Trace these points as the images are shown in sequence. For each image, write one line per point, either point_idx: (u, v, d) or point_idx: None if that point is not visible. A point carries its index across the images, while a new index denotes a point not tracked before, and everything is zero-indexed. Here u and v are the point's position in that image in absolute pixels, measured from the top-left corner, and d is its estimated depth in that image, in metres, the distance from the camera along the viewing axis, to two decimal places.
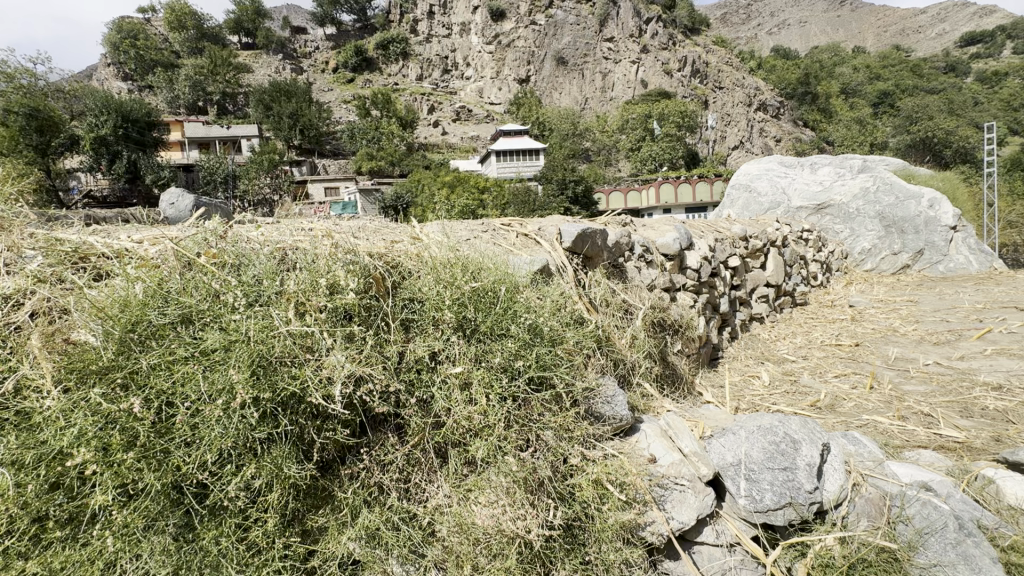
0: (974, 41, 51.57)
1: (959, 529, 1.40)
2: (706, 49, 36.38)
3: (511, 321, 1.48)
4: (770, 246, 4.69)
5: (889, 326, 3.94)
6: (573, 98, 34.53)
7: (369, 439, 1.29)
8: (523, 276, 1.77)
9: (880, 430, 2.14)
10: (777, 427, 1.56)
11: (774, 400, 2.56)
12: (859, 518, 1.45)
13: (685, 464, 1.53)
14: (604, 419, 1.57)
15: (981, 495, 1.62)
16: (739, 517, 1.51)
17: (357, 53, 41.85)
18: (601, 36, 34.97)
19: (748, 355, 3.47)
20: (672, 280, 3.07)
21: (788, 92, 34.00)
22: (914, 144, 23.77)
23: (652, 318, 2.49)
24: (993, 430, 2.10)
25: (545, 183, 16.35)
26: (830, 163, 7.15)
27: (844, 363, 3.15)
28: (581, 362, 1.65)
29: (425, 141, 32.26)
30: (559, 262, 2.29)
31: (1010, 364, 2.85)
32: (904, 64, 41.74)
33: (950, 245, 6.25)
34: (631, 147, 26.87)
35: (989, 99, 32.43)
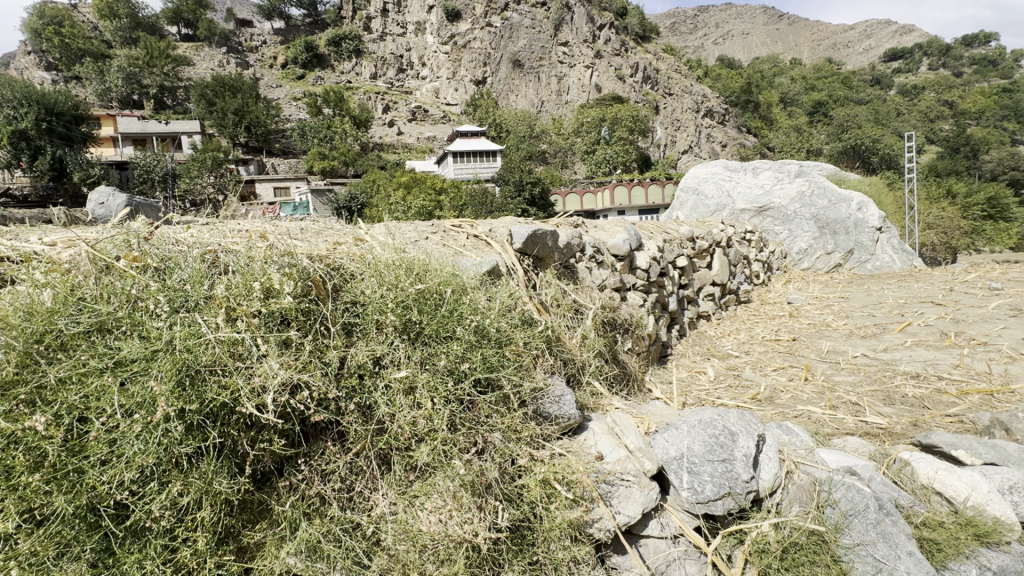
0: (895, 57, 56.06)
1: (877, 508, 1.50)
2: (656, 55, 37.44)
3: (457, 323, 1.47)
4: (716, 247, 4.90)
5: (823, 321, 4.19)
6: (529, 101, 34.89)
7: (308, 449, 1.25)
8: (471, 277, 1.76)
9: (813, 419, 2.27)
10: (718, 420, 1.63)
11: (718, 394, 2.67)
12: (791, 503, 1.55)
13: (630, 459, 1.55)
14: (550, 418, 1.58)
15: (898, 476, 1.75)
16: (682, 508, 1.55)
17: (306, 49, 40.42)
18: (556, 40, 35.18)
19: (695, 352, 3.61)
20: (622, 280, 3.15)
21: (732, 100, 35.58)
22: (845, 151, 25.54)
23: (603, 318, 2.53)
24: (912, 416, 2.27)
25: (502, 185, 16.41)
26: (770, 167, 7.53)
27: (782, 357, 3.32)
28: (530, 363, 1.65)
29: (380, 141, 31.64)
30: (510, 262, 2.29)
31: (926, 354, 3.10)
32: (835, 76, 44.78)
33: (876, 244, 6.75)
34: (586, 150, 27.41)
35: (910, 110, 35.30)
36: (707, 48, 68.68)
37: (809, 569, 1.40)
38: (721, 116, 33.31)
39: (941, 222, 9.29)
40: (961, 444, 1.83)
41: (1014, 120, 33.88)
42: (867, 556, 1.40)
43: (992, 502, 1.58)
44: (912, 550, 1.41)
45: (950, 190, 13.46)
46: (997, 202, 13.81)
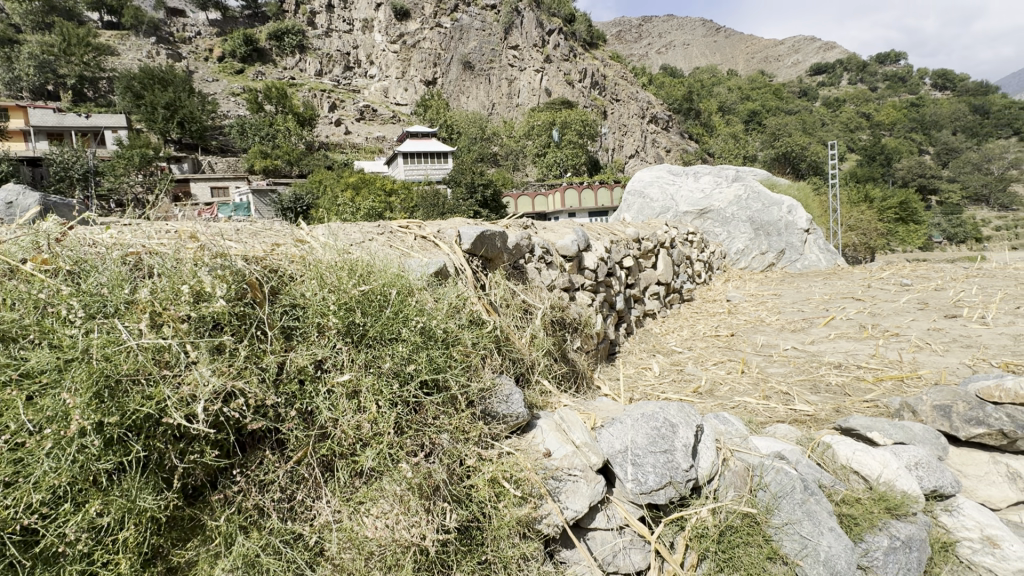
0: (820, 71, 60.22)
1: (803, 489, 1.62)
2: (603, 62, 38.26)
3: (402, 324, 1.45)
4: (660, 247, 5.09)
5: (758, 316, 4.45)
6: (480, 103, 34.89)
7: (243, 458, 1.19)
8: (417, 278, 1.75)
9: (748, 410, 2.41)
10: (658, 413, 1.71)
11: (663, 388, 2.78)
12: (727, 489, 1.64)
13: (577, 455, 1.59)
14: (497, 419, 1.59)
15: (822, 459, 1.89)
16: (627, 500, 1.60)
17: (245, 43, 38.62)
18: (506, 43, 35.26)
19: (641, 348, 3.74)
20: (570, 280, 3.22)
21: (675, 107, 36.95)
22: (777, 158, 27.21)
23: (551, 317, 2.57)
24: (835, 403, 2.45)
25: (453, 187, 16.33)
26: (710, 172, 7.94)
27: (721, 352, 3.50)
28: (478, 362, 1.65)
29: (326, 141, 30.62)
30: (458, 262, 2.29)
31: (847, 346, 3.36)
32: (768, 88, 47.63)
33: (805, 245, 7.23)
34: (537, 153, 27.71)
35: (833, 121, 38.07)
36: (651, 57, 71.01)
37: (743, 549, 1.50)
38: (664, 122, 34.44)
39: (860, 224, 10.09)
40: (876, 426, 2.00)
41: (921, 132, 37.30)
42: (794, 534, 1.52)
43: (900, 478, 1.74)
44: (834, 525, 1.53)
45: (868, 195, 14.66)
46: (907, 206, 15.19)
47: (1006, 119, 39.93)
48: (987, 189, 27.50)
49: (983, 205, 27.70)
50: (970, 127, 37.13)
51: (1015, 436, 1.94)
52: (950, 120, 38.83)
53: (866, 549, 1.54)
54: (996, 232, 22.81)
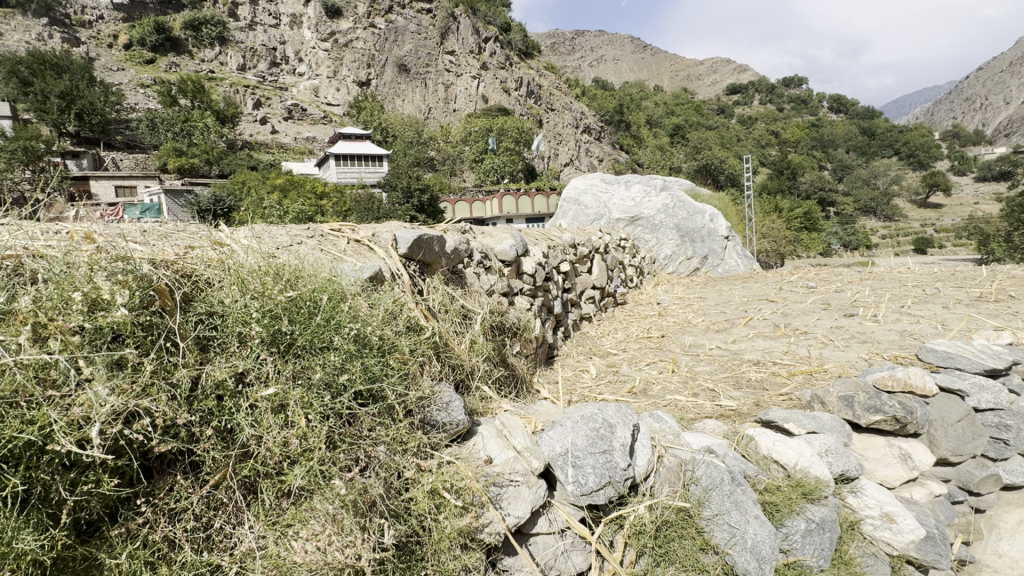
0: (735, 91, 65.29)
1: (731, 480, 1.71)
2: (539, 71, 38.78)
3: (334, 332, 1.37)
4: (595, 252, 5.25)
5: (686, 318, 4.69)
6: (416, 107, 34.48)
7: (150, 486, 1.06)
8: (351, 283, 1.67)
9: (679, 407, 2.52)
10: (597, 414, 1.73)
11: (600, 389, 2.84)
12: (662, 485, 1.69)
13: (518, 460, 1.57)
14: (437, 429, 1.53)
15: (746, 450, 1.99)
16: (568, 502, 1.60)
17: (157, 31, 35.86)
18: (442, 48, 35.14)
19: (579, 351, 3.82)
20: (509, 285, 3.22)
21: (607, 118, 38.24)
22: (699, 169, 29.09)
23: (490, 322, 2.55)
24: (756, 397, 2.61)
25: (389, 191, 15.90)
26: (640, 182, 8.40)
27: (653, 352, 3.65)
28: (416, 371, 1.61)
29: (250, 140, 28.94)
30: (394, 268, 2.21)
31: (764, 344, 3.61)
32: (690, 104, 50.95)
33: (725, 251, 7.71)
34: (474, 158, 27.60)
35: (748, 137, 41.34)
36: (583, 70, 73.04)
37: (678, 543, 1.57)
38: (597, 132, 35.38)
39: (771, 233, 11.02)
40: (790, 417, 2.15)
41: (820, 149, 41.41)
42: (723, 524, 1.61)
43: (814, 464, 1.89)
44: (758, 513, 1.64)
45: (778, 205, 16.04)
46: (810, 217, 16.81)
47: (888, 140, 45.31)
48: (875, 202, 31.02)
49: (871, 216, 31.24)
50: (860, 147, 41.80)
51: (906, 420, 2.19)
52: (843, 140, 43.37)
53: (787, 533, 1.68)
54: (882, 240, 25.79)
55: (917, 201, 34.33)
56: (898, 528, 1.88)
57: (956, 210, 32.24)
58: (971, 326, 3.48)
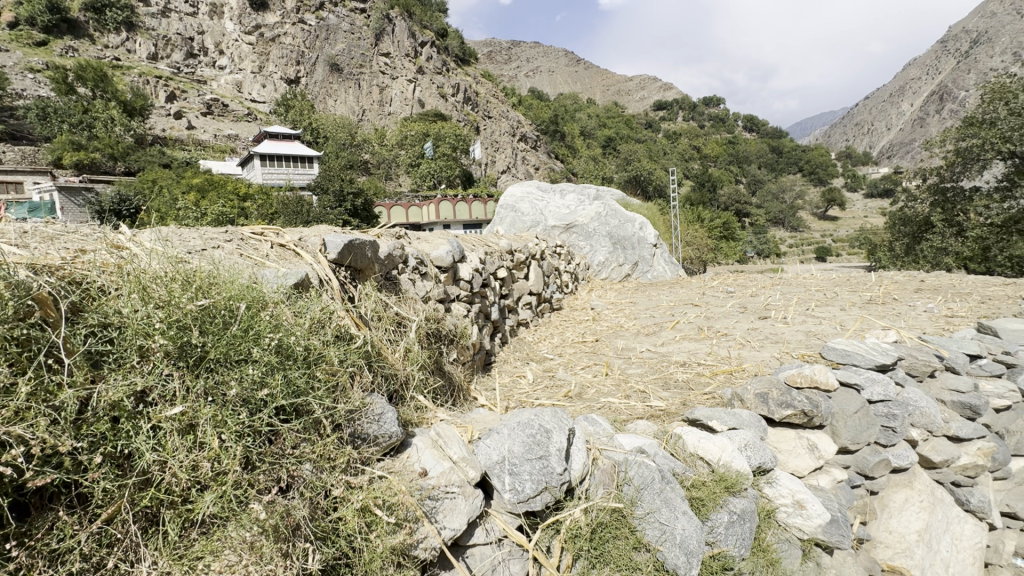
0: (661, 108, 69.22)
1: (661, 478, 1.77)
2: (476, 78, 38.85)
3: (253, 342, 1.27)
4: (531, 259, 5.31)
5: (618, 323, 4.86)
6: (349, 108, 33.40)
7: (26, 524, 0.92)
8: (273, 291, 1.56)
9: (612, 409, 2.59)
10: (533, 420, 1.72)
11: (537, 395, 2.86)
12: (597, 487, 1.72)
13: (454, 470, 1.53)
14: (369, 444, 1.46)
15: (675, 449, 2.08)
16: (504, 510, 1.59)
17: (50, 10, 32.35)
18: (377, 50, 34.38)
19: (516, 357, 3.83)
20: (445, 291, 3.18)
21: (543, 128, 39.00)
22: (630, 180, 30.43)
23: (425, 329, 2.49)
24: (683, 397, 2.75)
25: (320, 194, 15.26)
26: (574, 191, 8.65)
27: (588, 356, 3.74)
28: (346, 382, 1.53)
29: (163, 135, 26.72)
30: (322, 273, 2.11)
31: (691, 346, 3.80)
32: (621, 118, 53.37)
33: (653, 258, 8.09)
34: (410, 163, 26.63)
35: (673, 150, 43.87)
36: (520, 80, 74.12)
37: (612, 543, 1.61)
38: (534, 141, 35.98)
39: (695, 241, 11.73)
40: (714, 415, 2.26)
41: (736, 165, 44.82)
42: (654, 522, 1.66)
43: (736, 459, 2.01)
44: (686, 509, 1.71)
45: (700, 215, 17.13)
46: (727, 227, 18.13)
47: (794, 158, 49.91)
48: (783, 213, 34.11)
49: (780, 226, 34.31)
50: (770, 164, 45.73)
51: (813, 413, 2.38)
52: (756, 157, 47.20)
53: (712, 526, 1.77)
54: (790, 249, 28.32)
55: (818, 214, 38.13)
56: (808, 514, 2.05)
57: (849, 222, 36.17)
58: (864, 325, 3.88)
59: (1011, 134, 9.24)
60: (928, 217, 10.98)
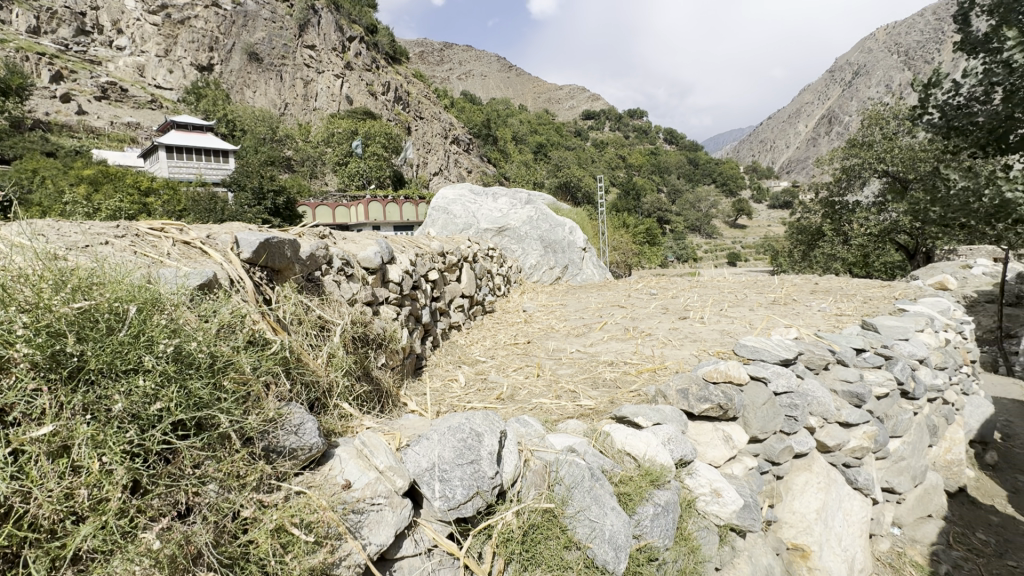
0: (590, 117, 71.87)
1: (591, 476, 1.80)
2: (407, 78, 38.04)
3: (146, 350, 1.13)
4: (464, 261, 5.26)
5: (549, 325, 4.93)
6: (270, 100, 31.47)
7: None
8: (174, 293, 1.40)
9: (543, 410, 2.60)
10: (464, 424, 1.67)
11: (469, 398, 2.82)
12: (528, 489, 1.70)
13: (380, 480, 1.44)
14: (284, 457, 1.34)
15: (604, 446, 2.12)
16: (434, 518, 1.54)
17: None
18: (301, 41, 32.71)
19: (447, 360, 3.76)
20: (374, 294, 3.06)
21: (475, 131, 38.98)
22: (561, 186, 31.14)
23: (351, 334, 2.38)
24: (611, 395, 2.82)
25: (235, 190, 14.17)
26: (506, 195, 8.71)
27: (519, 358, 3.75)
28: (259, 392, 1.40)
29: (46, 120, 23.67)
30: (233, 274, 1.94)
31: (618, 346, 3.94)
32: (552, 125, 54.73)
33: (582, 262, 8.33)
34: (338, 161, 25.48)
35: (601, 159, 45.61)
36: (452, 82, 73.88)
37: (544, 544, 1.61)
38: (466, 144, 35.83)
39: (621, 246, 12.25)
40: (641, 412, 2.34)
41: (657, 174, 47.39)
42: (585, 520, 1.68)
43: (660, 453, 2.09)
44: (614, 504, 1.75)
45: (626, 221, 17.92)
46: (650, 234, 19.12)
47: (708, 171, 53.74)
48: (699, 221, 36.58)
49: (696, 233, 36.73)
50: (688, 175, 48.89)
51: (728, 407, 2.53)
52: (676, 168, 50.21)
53: (638, 520, 1.84)
54: (705, 254, 30.36)
55: (729, 222, 41.32)
56: (724, 501, 2.19)
57: (756, 230, 39.51)
58: (770, 324, 4.23)
59: (885, 155, 10.54)
60: (821, 227, 12.23)
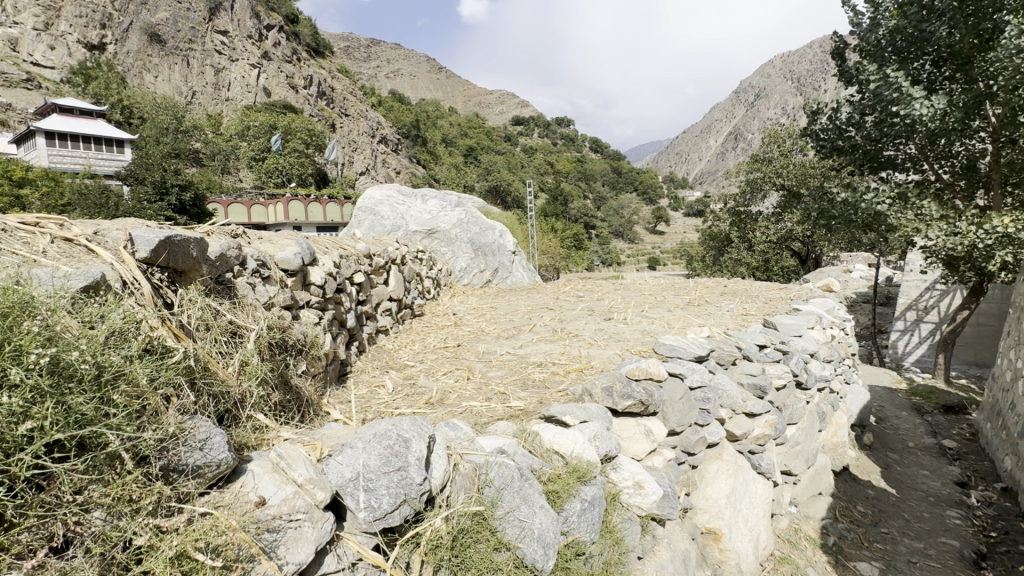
0: (520, 123, 73.07)
1: (520, 476, 1.81)
2: (330, 72, 36.43)
3: (11, 361, 1.01)
4: (392, 263, 5.11)
5: (479, 327, 4.92)
6: (174, 87, 28.86)
7: None
8: (49, 294, 1.24)
9: (474, 412, 2.59)
10: (391, 430, 1.60)
11: (397, 404, 2.74)
12: (458, 493, 1.67)
13: (299, 494, 1.34)
14: (187, 475, 1.21)
15: (533, 446, 2.14)
16: (359, 530, 1.47)
17: None
18: (211, 26, 30.33)
19: (375, 366, 3.63)
20: (293, 297, 2.87)
21: (404, 132, 38.19)
22: (491, 189, 31.23)
23: (267, 340, 2.23)
24: (540, 396, 2.87)
25: (132, 184, 12.80)
26: (436, 196, 8.59)
27: (450, 362, 3.71)
28: (157, 404, 1.27)
29: None
30: (127, 275, 1.73)
31: (548, 347, 4.03)
32: (482, 129, 54.94)
33: (512, 265, 8.41)
34: (254, 156, 23.74)
35: (530, 164, 46.43)
36: (379, 79, 71.91)
37: (473, 549, 1.60)
38: (394, 144, 34.90)
39: (549, 250, 12.51)
40: (568, 410, 2.39)
41: (584, 181, 49.07)
42: (514, 520, 1.70)
43: (586, 450, 2.16)
44: (543, 502, 1.77)
45: (554, 226, 18.40)
46: (577, 239, 19.75)
47: (630, 180, 56.54)
48: (622, 227, 38.49)
49: (620, 238, 38.68)
50: (611, 183, 51.08)
51: (648, 402, 2.66)
52: (600, 176, 52.29)
53: (566, 516, 1.89)
54: (628, 259, 31.84)
55: (650, 228, 43.76)
56: (646, 492, 2.31)
57: (673, 236, 42.13)
58: (686, 323, 4.53)
59: (782, 171, 11.69)
60: (729, 235, 13.30)
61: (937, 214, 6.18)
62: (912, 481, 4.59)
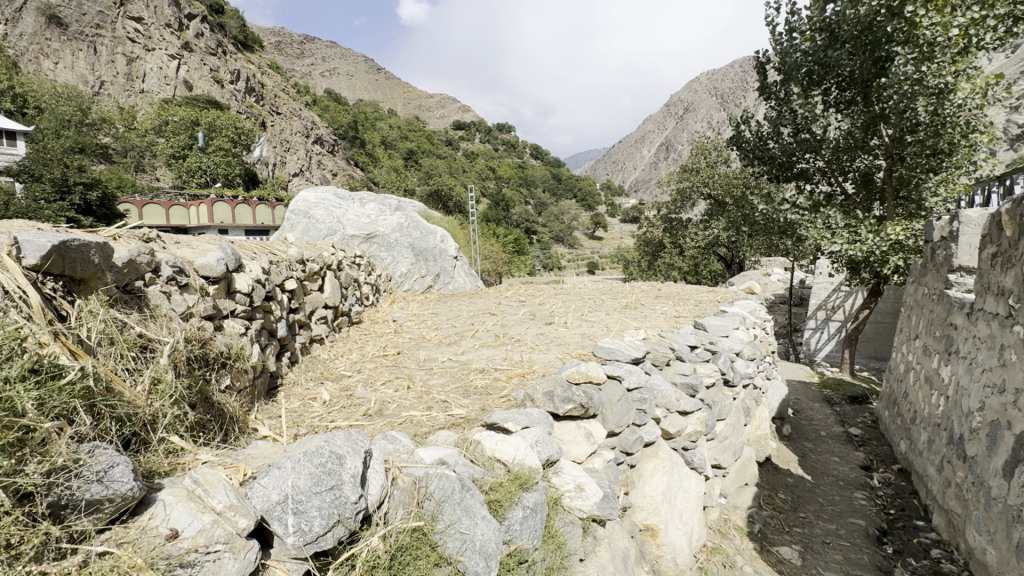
0: (461, 127, 72.80)
1: (461, 487, 1.76)
2: (259, 67, 34.50)
3: None
4: (326, 269, 4.89)
5: (420, 334, 4.82)
6: (78, 75, 26.24)
7: None
8: None
9: (414, 422, 2.52)
10: (324, 446, 1.50)
11: (332, 417, 2.61)
12: (396, 509, 1.61)
13: (217, 524, 1.23)
14: (81, 512, 1.08)
15: (474, 454, 2.11)
16: (288, 556, 1.38)
17: None
18: (123, 11, 27.91)
19: (308, 377, 3.44)
20: (215, 306, 2.67)
21: (340, 133, 36.90)
22: (432, 194, 30.77)
23: (185, 353, 2.05)
24: (482, 402, 2.84)
25: (25, 181, 11.45)
26: (375, 200, 8.33)
27: (389, 370, 3.60)
28: (44, 432, 1.14)
29: None
30: (11, 283, 1.53)
31: (490, 352, 4.01)
32: (422, 132, 54.17)
33: (454, 270, 8.33)
34: (172, 154, 21.95)
35: (472, 168, 46.31)
36: (314, 78, 69.19)
37: (412, 564, 1.55)
38: (331, 145, 33.60)
39: (491, 255, 12.50)
40: (510, 416, 2.37)
41: (525, 187, 49.62)
42: (455, 532, 1.66)
43: (528, 456, 2.16)
44: (484, 513, 1.74)
45: (496, 231, 18.43)
46: (518, 244, 19.84)
47: (570, 187, 57.86)
48: (563, 232, 39.15)
49: (561, 243, 39.22)
50: (552, 189, 51.95)
51: (588, 405, 2.71)
52: (542, 182, 53.12)
53: (509, 524, 1.88)
54: (569, 264, 32.43)
55: (589, 234, 44.81)
56: (586, 494, 2.34)
57: (611, 242, 43.42)
58: (623, 326, 4.67)
59: (709, 180, 12.41)
60: (662, 240, 13.94)
61: (841, 223, 6.75)
62: (825, 467, 5.00)
